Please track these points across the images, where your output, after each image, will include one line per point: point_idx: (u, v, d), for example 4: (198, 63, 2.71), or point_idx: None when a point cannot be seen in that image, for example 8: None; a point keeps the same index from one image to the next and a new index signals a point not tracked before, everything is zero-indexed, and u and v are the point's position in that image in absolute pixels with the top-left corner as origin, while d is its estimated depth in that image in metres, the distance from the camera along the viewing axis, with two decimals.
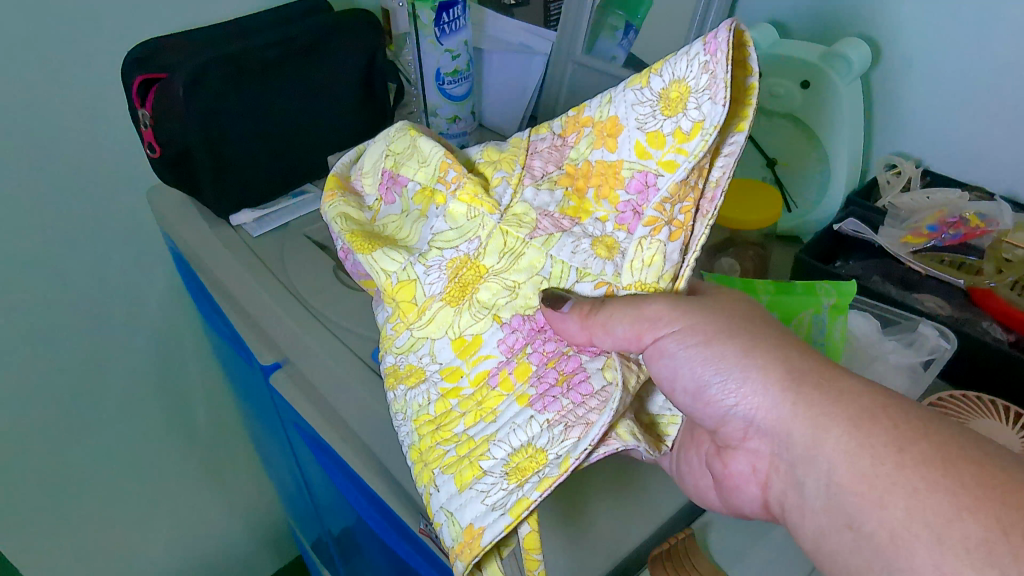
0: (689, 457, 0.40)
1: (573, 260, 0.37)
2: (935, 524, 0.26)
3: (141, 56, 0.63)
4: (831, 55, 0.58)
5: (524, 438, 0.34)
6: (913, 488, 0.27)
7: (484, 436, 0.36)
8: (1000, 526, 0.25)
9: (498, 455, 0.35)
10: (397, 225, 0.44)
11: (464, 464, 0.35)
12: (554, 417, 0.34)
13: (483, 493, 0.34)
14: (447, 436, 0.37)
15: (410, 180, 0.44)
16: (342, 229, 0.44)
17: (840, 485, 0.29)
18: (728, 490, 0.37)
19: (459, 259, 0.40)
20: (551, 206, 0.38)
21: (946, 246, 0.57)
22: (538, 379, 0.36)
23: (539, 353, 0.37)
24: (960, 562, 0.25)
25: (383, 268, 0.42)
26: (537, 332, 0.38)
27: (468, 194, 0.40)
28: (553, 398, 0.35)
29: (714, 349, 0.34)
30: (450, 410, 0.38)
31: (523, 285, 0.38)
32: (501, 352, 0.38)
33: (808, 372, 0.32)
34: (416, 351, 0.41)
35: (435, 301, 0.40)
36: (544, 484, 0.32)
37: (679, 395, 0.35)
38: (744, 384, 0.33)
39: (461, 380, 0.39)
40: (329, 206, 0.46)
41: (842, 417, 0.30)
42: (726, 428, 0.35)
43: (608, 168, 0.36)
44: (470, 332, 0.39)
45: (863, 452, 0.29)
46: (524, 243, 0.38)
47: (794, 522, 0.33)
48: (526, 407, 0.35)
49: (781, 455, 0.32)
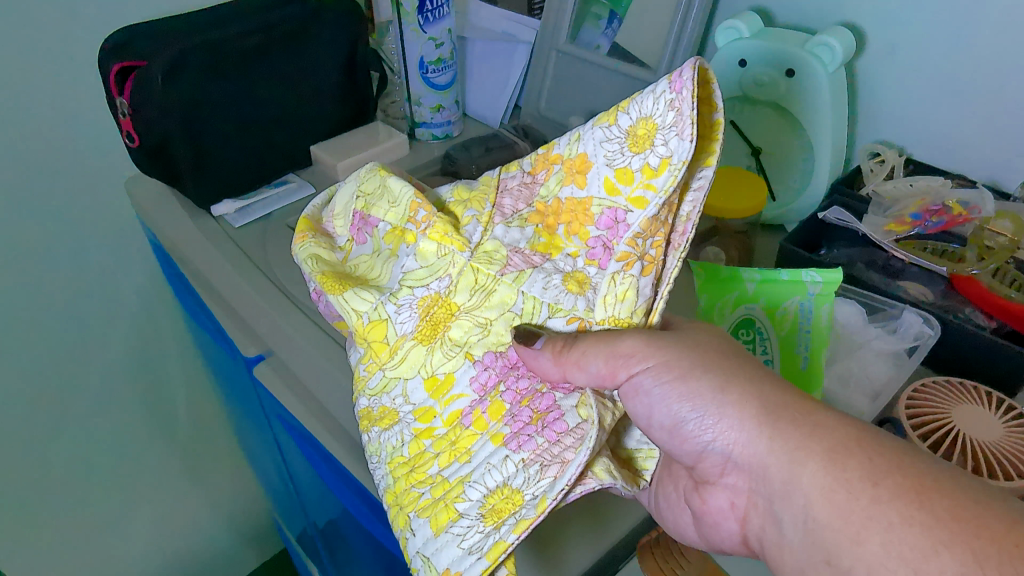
0: (667, 492, 0.41)
1: (544, 296, 0.37)
2: (912, 558, 0.27)
3: (116, 45, 0.61)
4: (814, 43, 0.58)
5: (499, 479, 0.35)
6: (888, 522, 0.28)
7: (459, 477, 0.37)
8: (976, 559, 0.26)
9: (474, 497, 0.35)
10: (369, 265, 0.45)
11: (439, 507, 0.36)
12: (529, 457, 0.35)
13: (459, 537, 0.35)
14: (422, 479, 0.38)
15: (381, 221, 0.45)
16: (313, 270, 0.45)
17: (816, 521, 0.30)
18: (708, 526, 0.38)
19: (430, 297, 0.41)
20: (522, 243, 0.38)
21: (929, 234, 0.57)
22: (513, 418, 0.37)
23: (512, 392, 0.38)
24: None
25: (354, 308, 0.42)
26: (510, 369, 0.38)
27: (438, 232, 0.41)
28: (527, 437, 0.35)
29: (691, 386, 0.35)
30: (423, 451, 0.39)
31: (494, 322, 0.39)
32: (474, 391, 0.39)
33: (780, 407, 0.33)
34: (388, 392, 0.41)
35: (407, 340, 0.41)
36: (520, 526, 0.33)
37: (656, 431, 0.36)
38: (720, 421, 0.34)
39: (434, 421, 0.39)
40: (300, 248, 0.46)
41: (816, 452, 0.31)
42: (703, 464, 0.36)
43: (578, 205, 0.37)
44: (443, 371, 0.40)
45: (839, 486, 0.30)
46: (495, 280, 0.38)
47: (773, 558, 0.34)
48: (500, 446, 0.36)
49: (758, 490, 0.34)
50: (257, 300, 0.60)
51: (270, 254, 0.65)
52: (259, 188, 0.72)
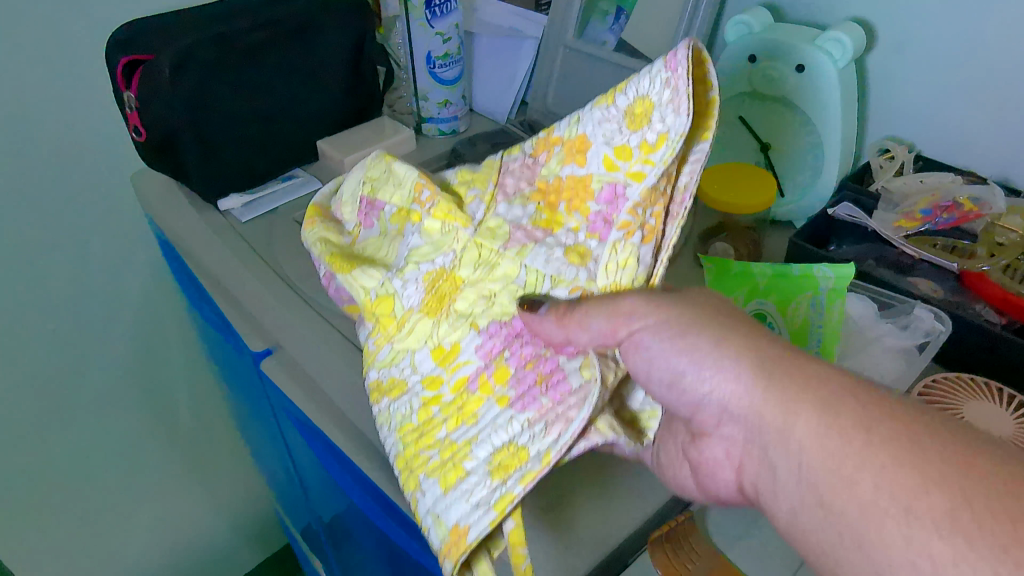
0: (669, 448, 0.38)
1: (546, 269, 0.38)
2: (902, 498, 0.25)
3: (123, 39, 0.62)
4: (825, 38, 0.58)
5: (505, 438, 0.35)
6: (880, 464, 0.26)
7: (467, 438, 0.36)
8: (965, 496, 0.25)
9: (482, 455, 0.35)
10: (376, 246, 0.45)
11: (448, 467, 0.36)
12: (534, 416, 0.35)
13: (466, 493, 0.34)
14: (430, 443, 0.37)
15: (386, 203, 0.45)
16: (321, 253, 0.45)
17: (811, 468, 0.28)
18: (706, 477, 0.36)
19: (435, 271, 0.41)
20: (523, 220, 0.39)
21: (939, 230, 0.56)
22: (517, 381, 0.37)
23: (517, 357, 0.37)
24: (928, 533, 0.24)
25: (361, 285, 0.43)
26: (514, 336, 0.38)
27: (442, 211, 0.42)
28: (532, 398, 0.36)
29: (688, 340, 0.33)
30: (431, 417, 0.38)
31: (498, 294, 0.39)
32: (478, 357, 0.38)
33: (775, 358, 0.31)
34: (398, 363, 0.41)
35: (413, 313, 0.41)
36: (526, 478, 0.33)
37: (656, 386, 0.35)
38: (715, 373, 0.32)
39: (441, 388, 0.39)
40: (309, 232, 0.47)
41: (809, 400, 0.29)
42: (699, 416, 0.34)
43: (578, 182, 0.38)
44: (448, 341, 0.40)
45: (831, 432, 0.28)
46: (499, 254, 0.39)
47: (770, 506, 0.31)
48: (505, 408, 0.36)
49: (754, 441, 0.31)
50: (263, 294, 0.59)
51: (277, 248, 0.64)
52: (265, 182, 0.72)
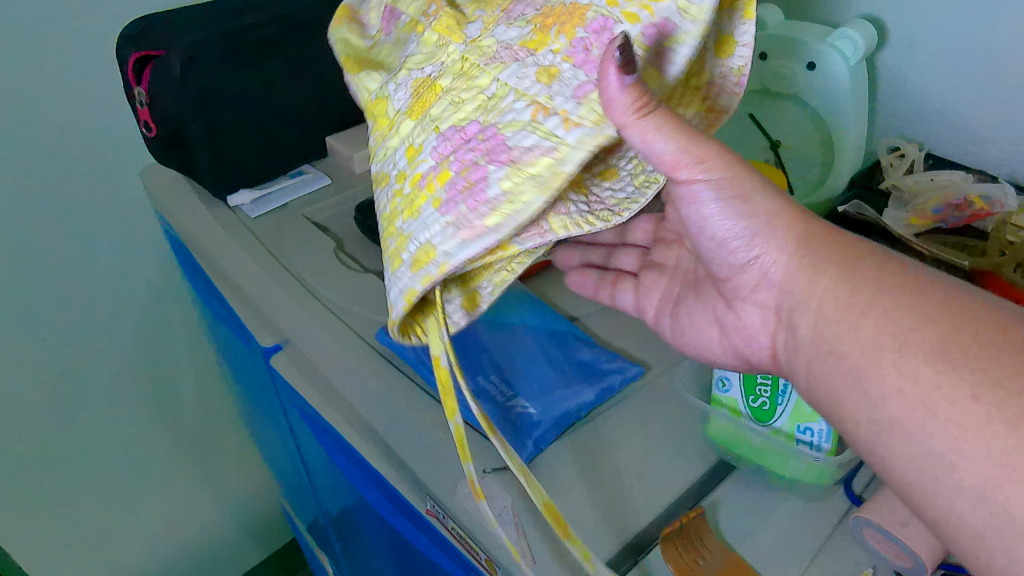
0: (698, 317, 0.43)
1: (515, 83, 0.35)
2: (907, 341, 0.31)
3: (133, 35, 0.63)
4: (839, 35, 0.59)
5: (427, 238, 0.36)
6: (893, 317, 0.32)
7: (406, 232, 0.37)
8: (960, 342, 0.30)
9: (413, 247, 0.37)
10: (388, 53, 0.44)
11: (394, 251, 0.38)
12: (451, 220, 0.35)
13: (399, 279, 0.38)
14: (390, 229, 0.39)
15: (402, 13, 0.44)
16: (339, 54, 0.45)
17: (832, 322, 0.34)
18: (734, 338, 0.41)
19: (421, 80, 0.40)
20: (514, 40, 0.36)
21: (951, 228, 0.55)
22: (451, 184, 0.36)
23: (458, 162, 0.36)
24: (926, 369, 0.30)
25: (365, 87, 0.43)
26: (464, 142, 0.36)
27: (442, 25, 0.40)
28: (453, 202, 0.35)
29: (747, 212, 0.37)
30: (394, 201, 0.38)
31: (466, 104, 0.37)
32: (432, 160, 0.37)
33: (820, 241, 0.36)
34: (388, 158, 0.40)
35: (400, 117, 0.40)
36: (427, 280, 0.36)
37: (706, 243, 0.39)
38: (765, 246, 0.37)
39: (404, 179, 0.38)
40: (334, 31, 0.46)
41: (841, 274, 0.35)
42: (738, 281, 0.39)
43: (571, 6, 0.34)
44: (417, 142, 0.38)
45: (856, 294, 0.34)
46: (479, 69, 0.36)
47: (790, 358, 0.37)
48: (436, 210, 0.36)
49: (787, 307, 0.37)
50: (274, 288, 0.59)
51: (287, 244, 0.64)
52: (276, 178, 0.72)
